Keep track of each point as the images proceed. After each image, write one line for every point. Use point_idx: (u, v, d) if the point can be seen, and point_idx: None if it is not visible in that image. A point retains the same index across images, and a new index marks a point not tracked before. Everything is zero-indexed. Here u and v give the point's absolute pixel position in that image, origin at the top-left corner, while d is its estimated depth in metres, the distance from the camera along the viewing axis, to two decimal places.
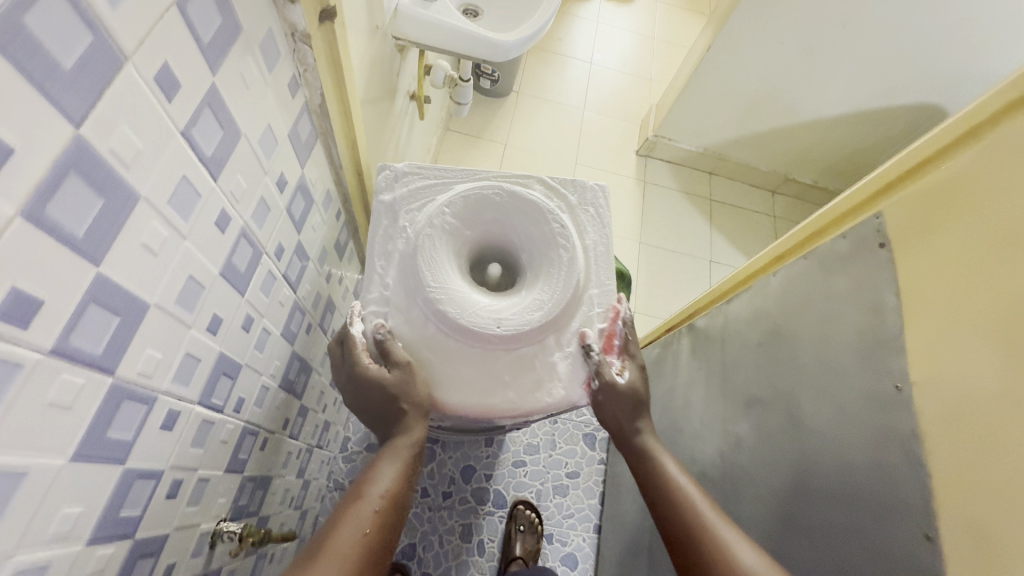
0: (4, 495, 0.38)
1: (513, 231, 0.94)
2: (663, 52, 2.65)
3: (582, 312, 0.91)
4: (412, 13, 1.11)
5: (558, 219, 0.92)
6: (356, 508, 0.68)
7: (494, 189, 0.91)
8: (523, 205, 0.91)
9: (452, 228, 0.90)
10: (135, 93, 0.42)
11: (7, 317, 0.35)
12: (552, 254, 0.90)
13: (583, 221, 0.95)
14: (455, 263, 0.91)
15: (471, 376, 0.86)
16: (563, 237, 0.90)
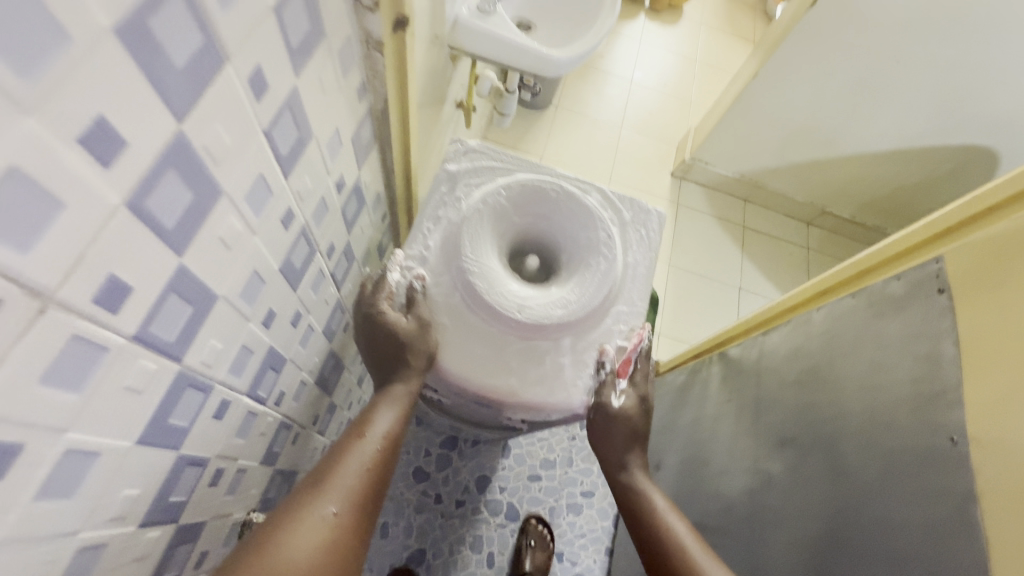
0: (76, 474, 0.39)
1: (561, 233, 0.87)
2: (704, 75, 2.64)
3: (605, 324, 0.83)
4: (471, 26, 1.14)
5: (607, 231, 0.85)
6: (358, 448, 0.68)
7: (554, 187, 0.86)
8: (578, 209, 0.86)
9: (503, 211, 0.84)
10: (231, 92, 0.43)
11: (101, 303, 0.36)
12: (591, 260, 0.83)
13: (629, 239, 0.88)
14: (498, 245, 0.85)
15: (478, 360, 0.78)
16: (607, 251, 0.83)
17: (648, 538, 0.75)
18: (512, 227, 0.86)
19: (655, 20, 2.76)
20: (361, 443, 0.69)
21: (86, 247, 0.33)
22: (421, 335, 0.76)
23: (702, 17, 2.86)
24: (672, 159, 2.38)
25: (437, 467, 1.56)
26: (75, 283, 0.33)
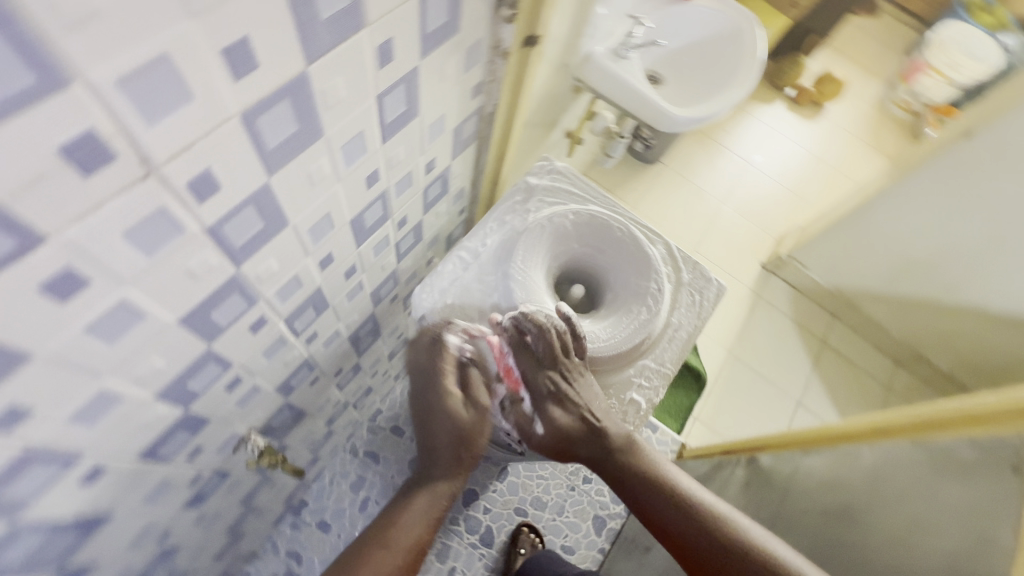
0: (122, 326, 0.44)
1: (613, 272, 0.85)
2: (828, 179, 2.51)
3: (626, 372, 0.81)
4: (600, 63, 1.18)
5: (660, 284, 0.82)
6: (380, 557, 0.70)
7: (622, 225, 0.84)
8: (638, 254, 0.83)
9: (565, 233, 0.83)
10: (359, 52, 0.48)
11: (192, 189, 0.41)
12: (635, 308, 0.80)
13: (678, 299, 0.85)
14: (550, 266, 0.84)
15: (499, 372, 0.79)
16: (652, 303, 0.80)
17: (629, 488, 0.78)
18: (571, 253, 0.85)
19: (794, 111, 2.69)
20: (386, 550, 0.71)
21: (197, 138, 0.38)
22: (479, 424, 0.75)
23: (845, 121, 2.73)
24: (767, 250, 2.27)
25: None
26: (178, 164, 0.38)
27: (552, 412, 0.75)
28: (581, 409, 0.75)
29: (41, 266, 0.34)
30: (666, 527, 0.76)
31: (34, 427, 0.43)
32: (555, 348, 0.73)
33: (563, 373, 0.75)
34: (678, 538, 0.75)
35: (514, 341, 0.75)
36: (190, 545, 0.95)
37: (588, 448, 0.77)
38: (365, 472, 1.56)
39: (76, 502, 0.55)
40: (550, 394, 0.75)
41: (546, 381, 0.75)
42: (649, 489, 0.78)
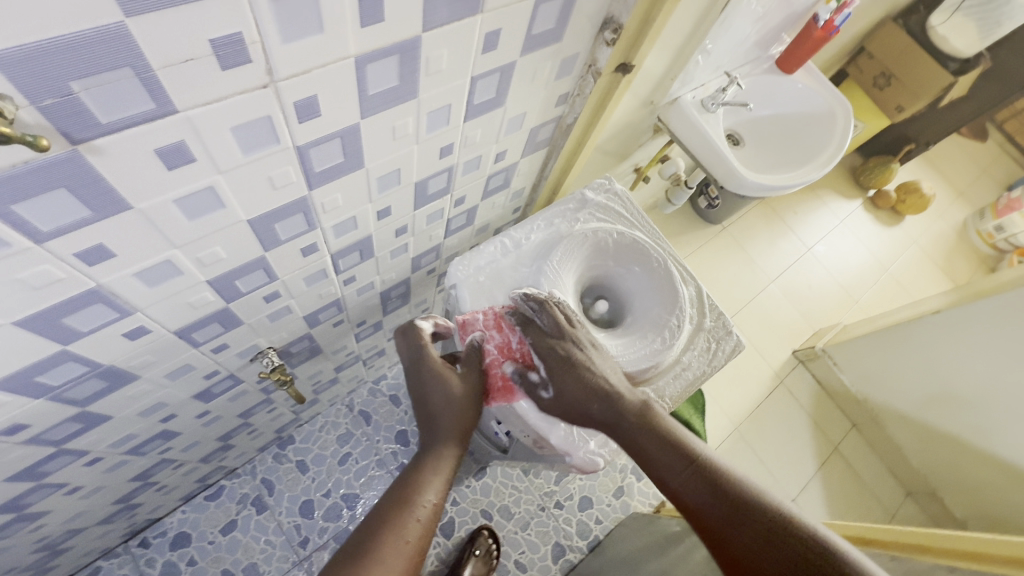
0: (203, 208, 0.50)
1: (639, 298, 0.87)
2: (887, 289, 2.43)
3: None
4: (685, 109, 1.21)
5: (681, 320, 0.83)
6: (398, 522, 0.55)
7: (660, 257, 0.87)
8: (668, 287, 0.85)
9: (606, 248, 0.86)
10: (468, 33, 0.54)
11: (298, 109, 0.47)
12: (651, 336, 0.82)
13: (694, 342, 0.85)
14: (583, 274, 0.87)
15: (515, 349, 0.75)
16: (668, 336, 0.82)
17: (650, 450, 0.64)
18: (604, 268, 0.88)
19: (871, 214, 2.61)
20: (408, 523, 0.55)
21: (314, 67, 0.44)
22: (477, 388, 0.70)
23: (921, 237, 2.64)
24: (804, 340, 2.22)
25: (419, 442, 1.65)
26: (293, 84, 0.44)
27: (571, 373, 0.68)
28: (592, 369, 0.70)
29: (164, 134, 0.41)
30: (691, 508, 0.59)
31: (107, 271, 0.49)
32: (558, 319, 0.73)
33: (574, 340, 0.71)
34: (706, 520, 0.58)
35: (519, 316, 0.73)
36: (184, 437, 1.02)
37: (604, 408, 0.67)
38: (355, 429, 1.63)
39: (114, 352, 0.62)
40: (567, 356, 0.69)
41: (562, 346, 0.70)
42: (669, 452, 0.63)
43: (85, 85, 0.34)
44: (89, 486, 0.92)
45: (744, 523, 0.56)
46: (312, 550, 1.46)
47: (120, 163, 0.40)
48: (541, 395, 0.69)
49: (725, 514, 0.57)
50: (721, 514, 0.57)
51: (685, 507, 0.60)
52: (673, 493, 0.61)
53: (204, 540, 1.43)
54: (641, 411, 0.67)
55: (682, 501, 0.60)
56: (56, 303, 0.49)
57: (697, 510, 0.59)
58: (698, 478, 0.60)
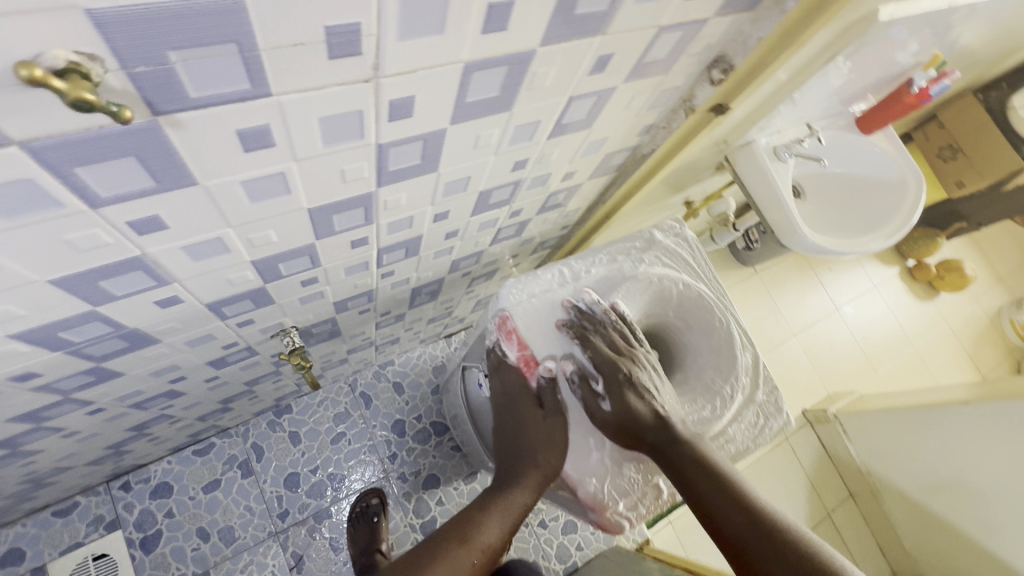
0: (268, 192, 0.46)
1: (694, 355, 0.75)
2: (908, 364, 2.36)
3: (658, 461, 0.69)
4: (758, 154, 1.16)
5: (732, 393, 0.74)
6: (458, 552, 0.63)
7: (727, 318, 0.74)
8: (729, 352, 0.74)
9: (666, 298, 0.74)
10: (582, 53, 0.49)
11: (394, 108, 0.43)
12: (700, 403, 0.73)
13: (742, 414, 0.75)
14: (637, 320, 0.75)
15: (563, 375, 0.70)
16: (718, 406, 0.73)
17: (694, 478, 0.64)
18: (661, 317, 0.76)
19: (907, 285, 2.51)
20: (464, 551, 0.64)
21: (422, 67, 0.40)
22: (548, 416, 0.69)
23: (954, 318, 2.55)
24: (816, 402, 2.16)
25: (414, 435, 1.62)
26: (395, 82, 0.40)
27: (629, 397, 0.66)
28: (651, 397, 0.67)
29: (251, 115, 0.37)
30: (729, 537, 0.59)
31: (156, 241, 0.46)
32: (616, 339, 0.69)
33: (635, 361, 0.68)
34: (741, 550, 0.58)
35: (578, 332, 0.69)
36: (188, 397, 0.99)
37: (659, 435, 0.66)
38: (353, 410, 1.60)
39: (142, 317, 0.58)
40: (627, 377, 0.66)
41: (623, 366, 0.67)
42: (712, 482, 0.63)
43: (184, 55, 0.30)
44: (85, 432, 0.90)
45: (780, 550, 0.55)
46: (290, 524, 1.45)
47: (198, 141, 0.36)
48: (600, 406, 0.67)
49: (761, 541, 0.57)
50: (753, 542, 0.57)
51: (723, 534, 0.60)
52: (711, 520, 0.61)
53: (185, 494, 1.41)
54: (690, 442, 0.66)
55: (719, 528, 0.60)
56: (97, 266, 0.45)
57: (733, 539, 0.59)
58: (736, 506, 0.60)
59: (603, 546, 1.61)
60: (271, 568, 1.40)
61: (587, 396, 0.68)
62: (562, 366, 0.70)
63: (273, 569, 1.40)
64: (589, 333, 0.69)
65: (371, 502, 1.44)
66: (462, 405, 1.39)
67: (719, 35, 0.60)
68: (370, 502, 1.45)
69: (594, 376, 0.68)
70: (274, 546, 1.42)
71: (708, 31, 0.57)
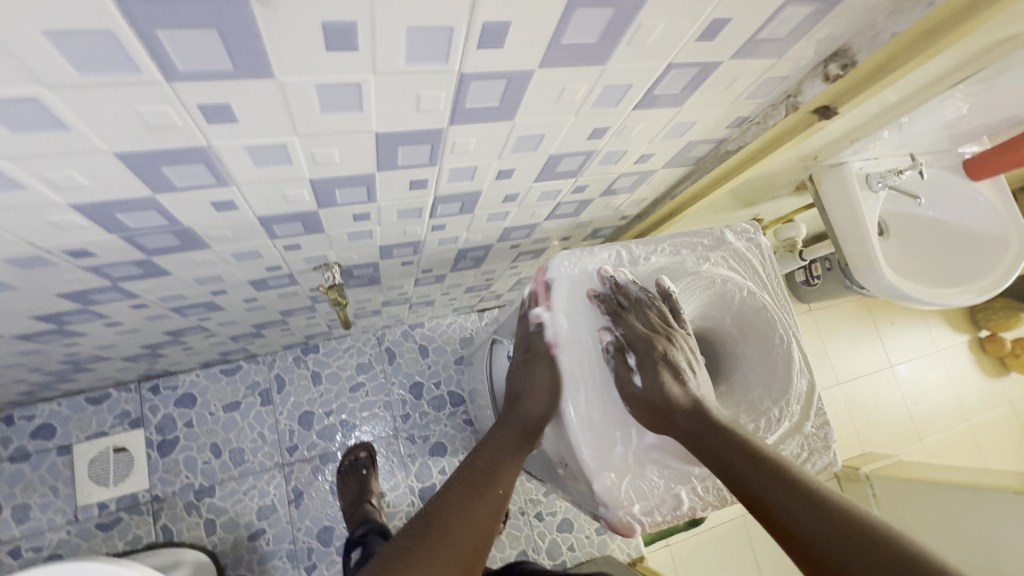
0: (340, 104, 0.45)
1: (744, 368, 0.69)
2: (957, 440, 2.17)
3: (686, 473, 0.63)
4: (849, 177, 1.08)
5: (779, 419, 0.67)
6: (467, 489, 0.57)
7: (788, 338, 0.68)
8: (784, 374, 0.67)
9: (726, 303, 0.68)
10: (696, 12, 0.45)
11: (484, 34, 0.40)
12: (742, 418, 0.67)
13: (785, 444, 0.68)
14: (690, 321, 0.69)
15: (596, 351, 0.63)
16: (761, 427, 0.67)
17: (731, 458, 0.52)
18: (716, 324, 0.70)
19: (973, 356, 2.29)
20: (480, 505, 0.56)
21: None
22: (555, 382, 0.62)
23: (1022, 402, 2.29)
24: (850, 458, 2.04)
25: (429, 401, 1.62)
26: (495, 1, 0.37)
27: (664, 376, 0.58)
28: (687, 377, 0.59)
29: (340, 7, 0.34)
30: (785, 525, 0.47)
31: (223, 133, 0.45)
32: (656, 317, 0.63)
33: (671, 341, 0.61)
34: (803, 542, 0.45)
35: (611, 308, 0.63)
36: (225, 313, 1.01)
37: (692, 419, 0.56)
38: (376, 363, 1.61)
39: (196, 216, 0.58)
40: (662, 356, 0.59)
41: (659, 344, 0.60)
42: (756, 464, 0.51)
43: None
44: (127, 326, 0.93)
45: (852, 532, 0.43)
46: (296, 459, 1.48)
47: (282, 26, 0.35)
48: (631, 382, 0.59)
49: (827, 527, 0.45)
50: (818, 525, 0.45)
51: (777, 523, 0.47)
52: (757, 505, 0.49)
53: (206, 409, 1.46)
54: (726, 424, 0.56)
55: (770, 513, 0.48)
56: (162, 148, 0.45)
57: (790, 526, 0.46)
58: (786, 484, 0.48)
59: (595, 552, 1.57)
60: (272, 497, 1.44)
61: (619, 368, 0.60)
62: (599, 336, 0.63)
63: (273, 497, 1.44)
64: (628, 307, 0.63)
65: (360, 455, 1.47)
66: (483, 379, 1.37)
67: (848, 23, 0.54)
68: (359, 455, 1.47)
69: (628, 351, 0.61)
70: (278, 476, 1.46)
71: (838, 14, 0.51)
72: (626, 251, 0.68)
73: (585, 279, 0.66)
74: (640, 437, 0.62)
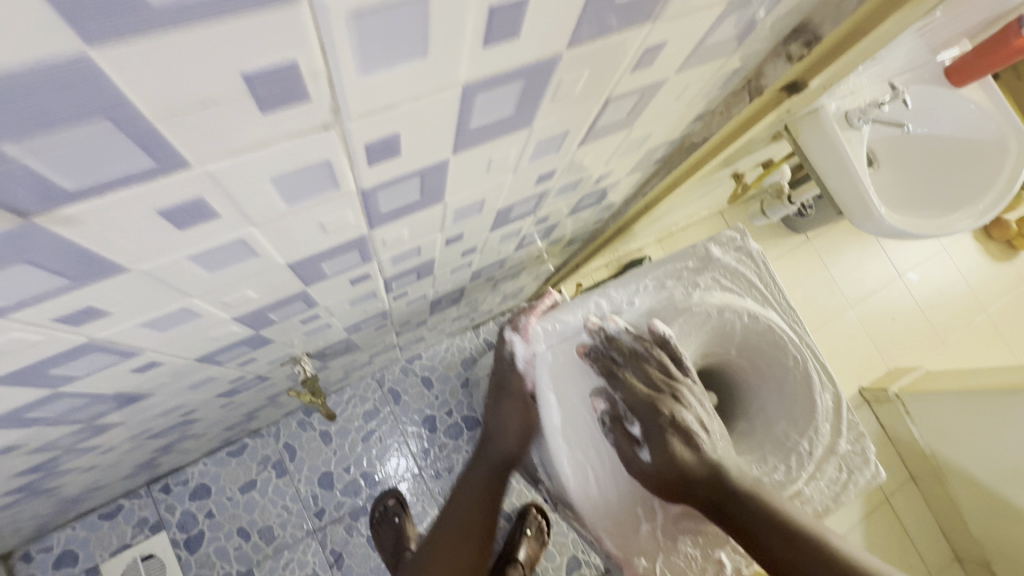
0: (229, 259, 0.37)
1: (761, 402, 0.67)
2: (980, 335, 2.02)
3: (718, 534, 0.61)
4: (827, 123, 0.97)
5: (808, 448, 0.65)
6: None
7: (799, 354, 0.65)
8: (802, 396, 0.65)
9: (729, 334, 0.65)
10: (624, 49, 0.36)
11: (369, 151, 0.32)
12: (770, 460, 0.64)
13: (822, 469, 0.66)
14: (695, 360, 0.65)
15: (591, 423, 0.61)
16: (793, 465, 0.64)
17: (758, 530, 0.50)
18: (721, 357, 0.67)
19: (979, 246, 2.10)
20: None
21: (402, 100, 0.29)
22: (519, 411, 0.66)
23: None
24: (875, 379, 1.89)
25: (445, 431, 1.58)
26: (367, 123, 0.29)
27: (672, 442, 0.55)
28: (700, 440, 0.56)
29: (173, 192, 0.27)
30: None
31: (100, 325, 0.37)
32: (657, 371, 0.58)
33: (678, 398, 0.57)
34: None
35: (604, 366, 0.59)
36: (205, 420, 0.94)
37: (711, 489, 0.53)
38: (383, 407, 1.56)
39: (121, 382, 0.51)
40: (670, 420, 0.56)
41: (664, 406, 0.56)
42: (786, 539, 0.49)
43: (28, 145, 0.20)
44: (102, 463, 0.86)
45: None
46: (327, 522, 1.45)
47: (112, 230, 0.27)
48: (638, 455, 0.56)
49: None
50: None
51: None
52: None
53: (223, 496, 1.41)
54: (748, 489, 0.53)
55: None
56: (35, 361, 0.37)
57: None
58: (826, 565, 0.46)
59: None
60: (312, 565, 1.41)
61: (621, 441, 0.58)
62: (593, 404, 0.60)
63: (314, 566, 1.41)
64: (619, 366, 0.59)
65: (389, 503, 1.42)
66: None
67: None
68: (389, 503, 1.43)
69: (631, 416, 0.58)
70: (313, 543, 1.43)
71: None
72: (610, 304, 0.63)
73: (572, 340, 0.62)
74: (664, 511, 0.60)
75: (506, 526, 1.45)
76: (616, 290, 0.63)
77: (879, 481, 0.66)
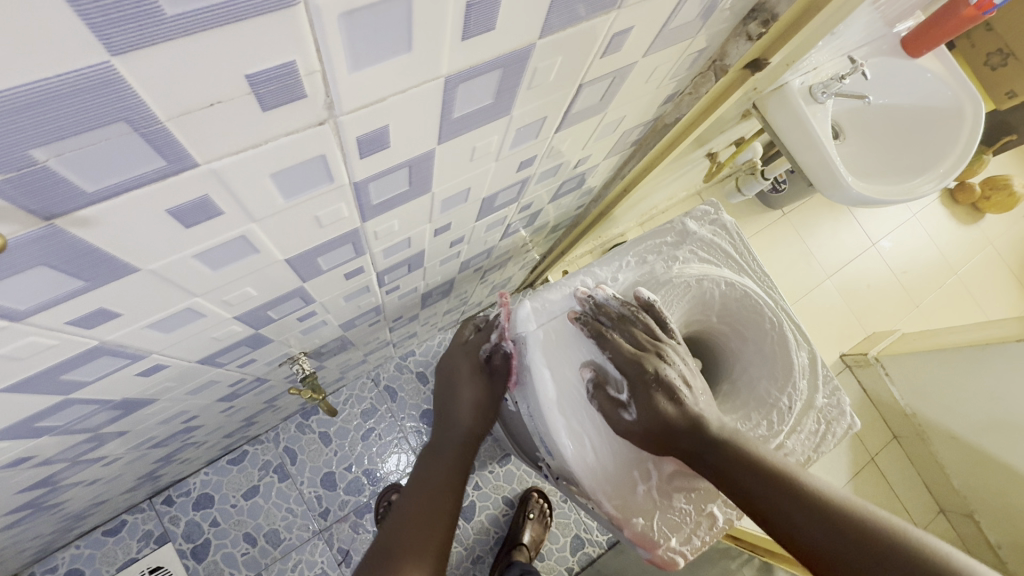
0: (231, 256, 0.39)
1: (743, 363, 0.71)
2: (952, 297, 2.09)
3: (709, 488, 0.65)
4: (793, 98, 1.01)
5: (790, 403, 0.69)
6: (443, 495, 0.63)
7: (775, 315, 0.69)
8: (780, 354, 0.69)
9: (710, 302, 0.69)
10: (592, 35, 0.39)
11: (360, 144, 0.34)
12: (755, 417, 0.68)
13: (802, 423, 0.70)
14: (681, 328, 0.69)
15: (582, 390, 0.64)
16: (775, 420, 0.68)
17: (733, 474, 0.53)
18: (704, 324, 0.71)
19: (947, 210, 2.18)
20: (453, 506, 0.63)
21: (390, 94, 0.31)
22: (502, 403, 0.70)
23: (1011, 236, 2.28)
24: (855, 345, 1.95)
25: None
26: (358, 117, 0.31)
27: (658, 399, 0.57)
28: (684, 394, 0.59)
29: (181, 191, 0.28)
30: (807, 549, 0.47)
31: (110, 328, 0.39)
32: (642, 333, 0.62)
33: (662, 356, 0.60)
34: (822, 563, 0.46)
35: (593, 329, 0.62)
36: (205, 426, 0.95)
37: (695, 438, 0.57)
38: (380, 404, 1.58)
39: (129, 386, 0.52)
40: (655, 376, 0.58)
41: (649, 363, 0.59)
42: (765, 483, 0.51)
43: (55, 151, 0.22)
44: (106, 475, 0.86)
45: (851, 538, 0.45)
46: (332, 521, 1.46)
47: (125, 230, 0.29)
48: (625, 417, 0.59)
49: (839, 541, 0.45)
50: (830, 538, 0.46)
51: (784, 538, 0.49)
52: (780, 533, 0.49)
53: (226, 504, 1.42)
54: (730, 440, 0.56)
55: (784, 535, 0.49)
56: (50, 365, 0.38)
57: (794, 535, 0.48)
58: (799, 504, 0.48)
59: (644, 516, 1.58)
60: (321, 564, 1.42)
61: (606, 404, 0.61)
62: (581, 373, 0.63)
63: (323, 565, 1.42)
64: (607, 331, 0.62)
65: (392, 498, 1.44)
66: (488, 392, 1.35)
67: None
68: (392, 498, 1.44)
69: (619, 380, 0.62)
70: (321, 543, 1.44)
71: None
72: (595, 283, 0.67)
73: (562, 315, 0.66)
74: (658, 471, 0.64)
75: (509, 512, 1.47)
76: (600, 266, 0.68)
77: (856, 429, 0.70)
